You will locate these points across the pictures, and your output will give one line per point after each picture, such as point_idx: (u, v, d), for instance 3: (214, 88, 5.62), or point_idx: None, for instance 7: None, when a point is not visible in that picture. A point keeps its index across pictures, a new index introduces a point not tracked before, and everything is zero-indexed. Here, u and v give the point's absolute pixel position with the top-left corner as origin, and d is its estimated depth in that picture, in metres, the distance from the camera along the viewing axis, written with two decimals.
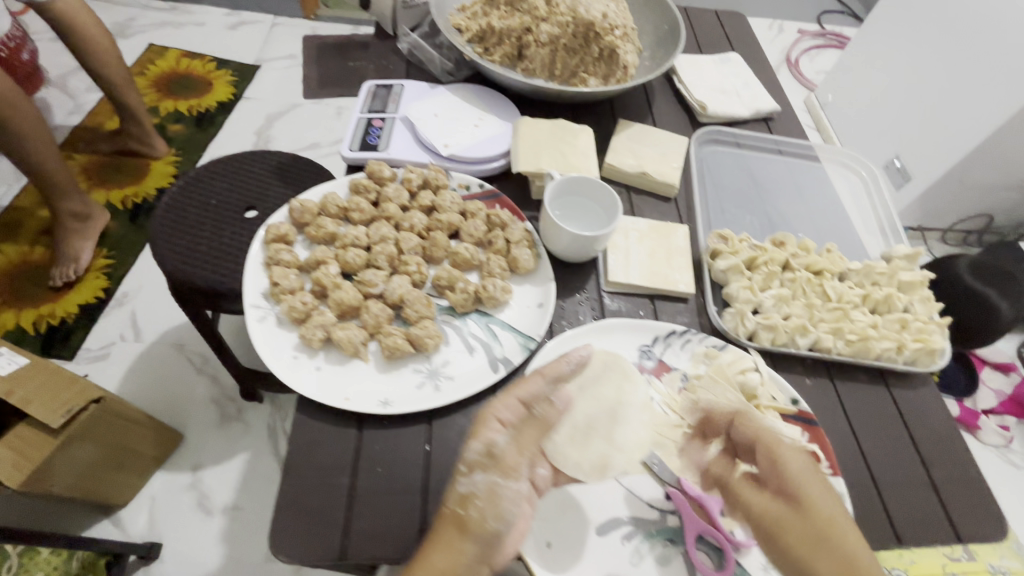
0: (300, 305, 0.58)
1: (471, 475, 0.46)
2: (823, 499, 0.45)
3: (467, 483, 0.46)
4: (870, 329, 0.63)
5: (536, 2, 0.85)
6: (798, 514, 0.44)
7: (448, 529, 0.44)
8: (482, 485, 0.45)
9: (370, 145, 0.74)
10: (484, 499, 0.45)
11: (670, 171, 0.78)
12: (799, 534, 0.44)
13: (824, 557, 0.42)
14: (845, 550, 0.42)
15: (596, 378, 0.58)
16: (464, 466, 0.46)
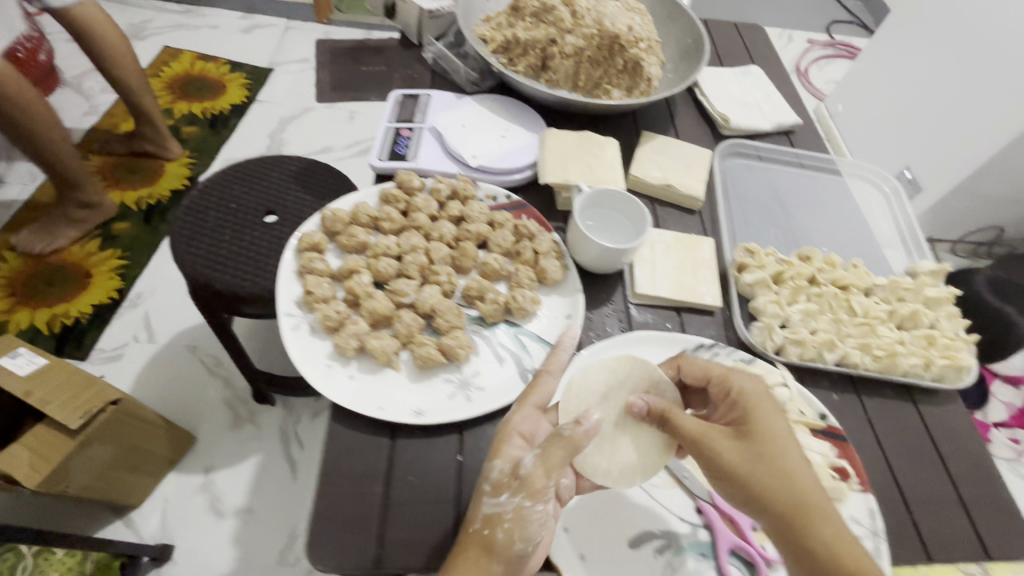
0: (334, 314, 0.58)
1: (495, 496, 0.48)
2: (766, 421, 0.49)
3: (492, 503, 0.48)
4: (897, 345, 0.64)
5: (561, 14, 0.86)
6: (746, 436, 0.49)
7: (475, 549, 0.46)
8: (509, 506, 0.47)
9: (399, 155, 0.75)
10: (512, 521, 0.46)
11: (695, 184, 0.78)
12: (731, 451, 0.48)
13: (754, 469, 0.47)
14: (784, 466, 0.47)
15: (620, 386, 0.56)
16: (489, 487, 0.48)
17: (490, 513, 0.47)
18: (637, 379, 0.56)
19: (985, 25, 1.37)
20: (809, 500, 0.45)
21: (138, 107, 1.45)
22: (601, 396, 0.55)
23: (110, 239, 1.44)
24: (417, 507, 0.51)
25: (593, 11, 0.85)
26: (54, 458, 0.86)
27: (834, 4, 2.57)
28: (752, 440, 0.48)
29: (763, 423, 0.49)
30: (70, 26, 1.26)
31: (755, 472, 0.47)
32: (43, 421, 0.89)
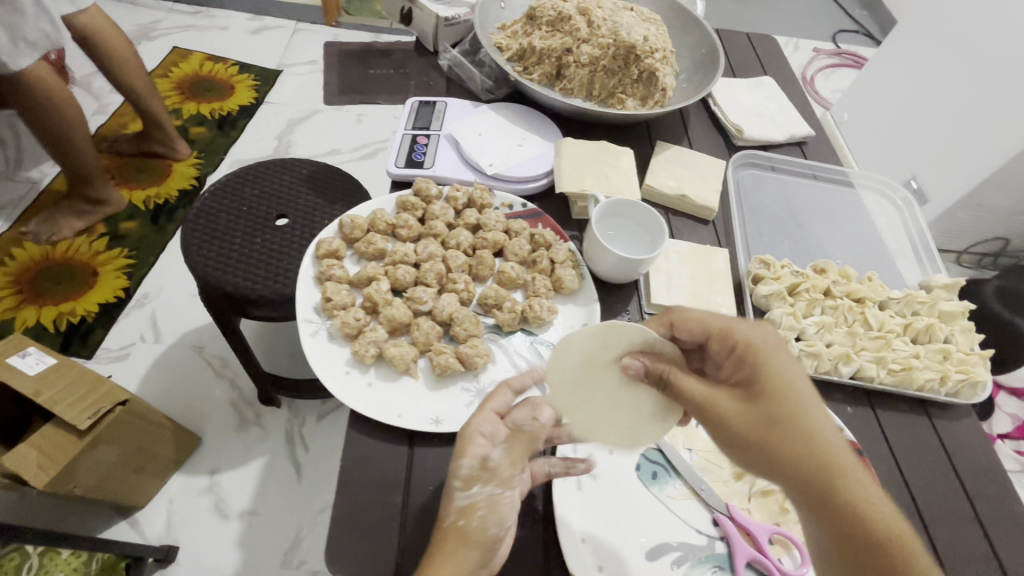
0: (353, 321, 0.58)
1: (467, 489, 0.47)
2: (781, 380, 0.46)
3: (465, 496, 0.47)
4: (912, 359, 0.64)
5: (577, 23, 0.86)
6: (761, 396, 0.46)
7: (452, 542, 0.45)
8: (482, 496, 0.47)
9: (416, 162, 0.75)
10: (485, 509, 0.47)
11: (709, 194, 0.78)
12: (744, 417, 0.45)
13: (771, 435, 0.44)
14: (804, 429, 0.44)
15: (604, 352, 0.55)
16: (460, 481, 0.48)
17: (462, 505, 0.47)
18: (623, 340, 0.55)
19: (992, 38, 1.37)
20: (831, 459, 0.43)
21: (146, 111, 1.45)
22: (586, 363, 0.55)
23: (117, 238, 1.44)
24: (435, 514, 0.51)
25: (609, 21, 0.86)
26: (63, 460, 0.86)
27: (840, 13, 2.57)
28: (769, 399, 0.46)
29: (778, 380, 0.47)
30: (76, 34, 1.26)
31: (773, 434, 0.44)
32: (52, 421, 0.89)
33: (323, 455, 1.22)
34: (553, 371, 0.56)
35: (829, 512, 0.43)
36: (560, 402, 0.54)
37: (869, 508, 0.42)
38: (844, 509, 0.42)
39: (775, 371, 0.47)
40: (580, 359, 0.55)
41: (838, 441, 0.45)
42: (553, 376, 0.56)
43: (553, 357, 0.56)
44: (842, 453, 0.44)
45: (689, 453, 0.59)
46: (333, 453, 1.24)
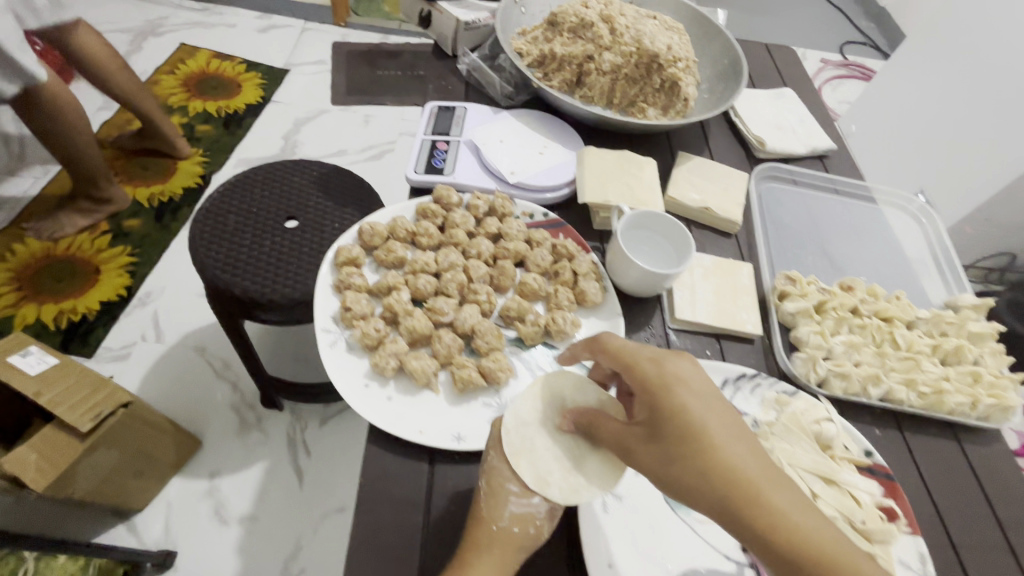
0: (373, 332, 0.57)
1: (527, 498, 0.48)
2: (688, 407, 0.41)
3: (522, 504, 0.48)
4: (942, 381, 0.63)
5: (600, 30, 0.84)
6: (673, 437, 0.40)
7: (501, 547, 0.46)
8: (541, 508, 0.48)
9: (436, 169, 0.74)
10: (542, 519, 0.48)
11: (732, 207, 0.77)
12: (648, 454, 0.42)
13: (677, 472, 0.40)
14: (712, 460, 0.39)
15: (553, 402, 0.54)
16: (517, 487, 0.48)
17: (518, 514, 0.47)
18: (558, 394, 0.54)
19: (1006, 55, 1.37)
20: (763, 505, 0.37)
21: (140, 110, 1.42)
22: (537, 423, 0.52)
23: (120, 235, 1.43)
24: (455, 533, 0.50)
25: (632, 29, 0.84)
26: (63, 463, 0.84)
27: (848, 25, 2.57)
28: (681, 440, 0.40)
29: (680, 410, 0.41)
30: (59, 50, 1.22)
31: (673, 476, 0.40)
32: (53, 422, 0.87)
33: (325, 461, 1.20)
34: (513, 436, 0.51)
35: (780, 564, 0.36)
36: (531, 468, 0.49)
37: (825, 555, 0.35)
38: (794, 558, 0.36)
39: (683, 406, 0.41)
40: (526, 424, 0.52)
41: (770, 476, 0.38)
42: (511, 443, 0.51)
43: (507, 420, 0.52)
44: (774, 495, 0.37)
45: None
46: (335, 459, 1.22)
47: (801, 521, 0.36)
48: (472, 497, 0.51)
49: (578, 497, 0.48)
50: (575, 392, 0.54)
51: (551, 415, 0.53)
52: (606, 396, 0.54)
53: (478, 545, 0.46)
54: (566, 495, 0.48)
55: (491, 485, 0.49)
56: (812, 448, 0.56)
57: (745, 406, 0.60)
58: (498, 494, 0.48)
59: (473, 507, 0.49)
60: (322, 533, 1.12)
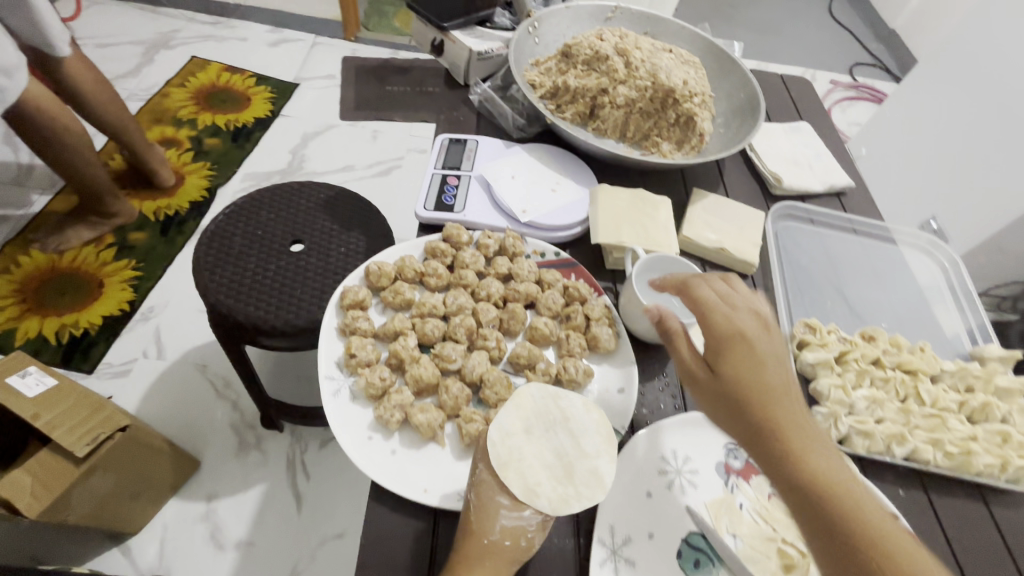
0: (378, 381, 0.55)
1: (517, 511, 0.46)
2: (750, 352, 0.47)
3: (512, 517, 0.46)
4: (970, 442, 0.60)
5: (615, 63, 0.83)
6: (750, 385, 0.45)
7: (494, 562, 0.45)
8: (532, 520, 0.46)
9: (446, 205, 0.72)
10: (534, 531, 0.47)
11: (749, 248, 0.75)
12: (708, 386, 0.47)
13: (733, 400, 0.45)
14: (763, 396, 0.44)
15: (539, 414, 0.50)
16: (508, 500, 0.46)
17: (510, 527, 0.46)
18: (545, 402, 0.51)
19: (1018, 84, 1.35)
20: (813, 462, 0.40)
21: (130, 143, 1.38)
22: (522, 433, 0.49)
23: (125, 249, 1.42)
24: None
25: (648, 62, 0.82)
26: (58, 489, 0.81)
27: (858, 46, 2.55)
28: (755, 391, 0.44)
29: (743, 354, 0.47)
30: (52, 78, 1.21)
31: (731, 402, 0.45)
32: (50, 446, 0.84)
33: (325, 484, 1.17)
34: (499, 447, 0.48)
35: (813, 512, 0.38)
36: (518, 479, 0.46)
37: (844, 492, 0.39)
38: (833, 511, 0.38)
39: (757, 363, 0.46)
40: (511, 434, 0.48)
41: (824, 441, 0.42)
42: (498, 456, 0.48)
43: (493, 432, 0.49)
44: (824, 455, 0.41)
45: (733, 539, 0.54)
46: (335, 482, 1.19)
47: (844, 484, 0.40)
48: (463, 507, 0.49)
49: (567, 507, 0.45)
50: (558, 399, 0.51)
51: (537, 424, 0.49)
52: (589, 404, 0.51)
53: (469, 561, 0.45)
54: (555, 506, 0.45)
55: (481, 497, 0.47)
56: None
57: None
58: (489, 507, 0.47)
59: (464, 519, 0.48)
60: (319, 559, 1.09)
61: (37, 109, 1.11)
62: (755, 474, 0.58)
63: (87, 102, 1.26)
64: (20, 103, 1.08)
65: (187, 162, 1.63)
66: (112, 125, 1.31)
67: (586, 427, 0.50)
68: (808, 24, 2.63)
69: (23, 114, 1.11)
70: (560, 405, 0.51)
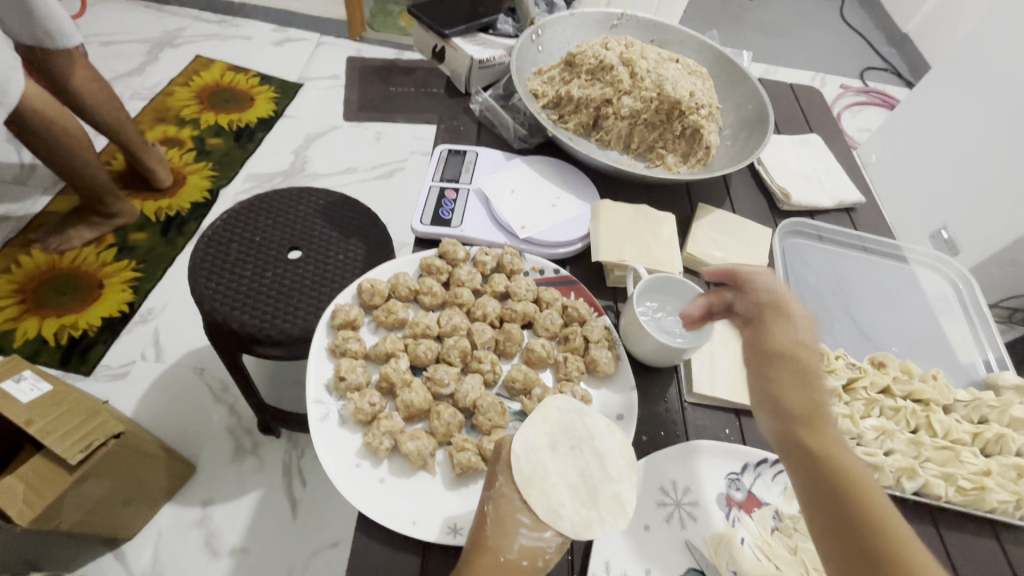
0: (367, 406, 0.53)
1: (539, 531, 0.44)
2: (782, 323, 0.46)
3: (532, 537, 0.44)
4: (984, 477, 0.58)
5: (620, 73, 0.81)
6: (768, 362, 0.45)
7: None
8: (553, 543, 0.44)
9: (443, 220, 0.71)
10: (551, 554, 0.44)
11: (756, 267, 0.72)
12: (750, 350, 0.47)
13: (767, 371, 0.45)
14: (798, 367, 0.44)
15: (565, 430, 0.49)
16: (529, 518, 0.44)
17: (528, 546, 0.43)
18: (570, 419, 0.50)
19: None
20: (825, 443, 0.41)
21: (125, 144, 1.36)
22: (548, 449, 0.47)
23: (126, 250, 1.40)
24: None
25: (654, 73, 0.80)
26: (50, 496, 0.77)
27: (870, 51, 2.51)
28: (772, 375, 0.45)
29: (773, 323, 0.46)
30: (49, 79, 1.19)
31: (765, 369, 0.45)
32: (43, 452, 0.80)
33: (322, 490, 1.15)
34: (523, 463, 0.47)
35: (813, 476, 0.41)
36: (541, 497, 0.45)
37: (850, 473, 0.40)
38: (840, 492, 0.39)
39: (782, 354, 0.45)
40: (537, 450, 0.47)
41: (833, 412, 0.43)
42: (522, 472, 0.46)
43: (516, 445, 0.47)
44: (845, 442, 0.41)
45: None
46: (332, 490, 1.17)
47: (871, 477, 0.40)
48: (475, 520, 0.46)
49: (592, 533, 0.44)
50: (583, 416, 0.50)
51: (562, 439, 0.48)
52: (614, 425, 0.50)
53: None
54: (578, 530, 0.44)
55: (499, 512, 0.45)
56: None
57: (765, 494, 0.57)
58: (507, 523, 0.44)
59: (474, 534, 0.45)
60: (314, 568, 1.07)
61: (35, 110, 1.10)
62: (757, 506, 0.56)
63: (84, 103, 1.25)
64: (18, 104, 1.06)
65: (188, 162, 1.61)
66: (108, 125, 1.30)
67: (609, 448, 0.49)
68: (820, 28, 2.59)
69: (23, 116, 1.09)
70: (585, 423, 0.50)
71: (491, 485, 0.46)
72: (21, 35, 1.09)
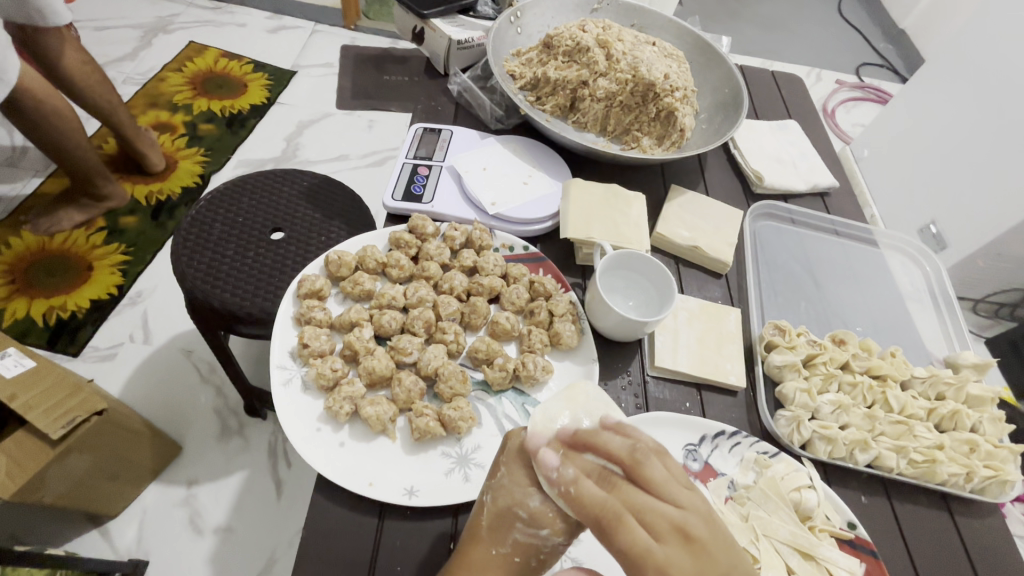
0: (329, 372, 0.54)
1: (535, 529, 0.44)
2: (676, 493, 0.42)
3: (527, 534, 0.44)
4: (936, 450, 0.59)
5: (595, 55, 0.81)
6: (609, 515, 0.40)
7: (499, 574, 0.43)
8: (548, 542, 0.44)
9: (414, 195, 0.72)
10: (546, 554, 0.45)
11: (725, 247, 0.73)
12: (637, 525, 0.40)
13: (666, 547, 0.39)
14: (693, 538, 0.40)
15: (589, 410, 0.49)
16: (527, 514, 0.44)
17: (522, 542, 0.44)
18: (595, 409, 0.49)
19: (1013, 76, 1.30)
20: None
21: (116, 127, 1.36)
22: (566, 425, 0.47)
23: (115, 232, 1.40)
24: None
25: (629, 55, 0.80)
26: (33, 468, 0.77)
27: (866, 47, 2.50)
28: (610, 521, 0.40)
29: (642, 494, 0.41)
30: (40, 60, 1.19)
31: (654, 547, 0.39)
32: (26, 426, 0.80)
33: (307, 472, 1.15)
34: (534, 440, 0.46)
35: None
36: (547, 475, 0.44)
37: None
38: None
39: (640, 506, 0.41)
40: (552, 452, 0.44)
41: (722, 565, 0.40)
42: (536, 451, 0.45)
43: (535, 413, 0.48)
44: None
45: None
46: None
47: None
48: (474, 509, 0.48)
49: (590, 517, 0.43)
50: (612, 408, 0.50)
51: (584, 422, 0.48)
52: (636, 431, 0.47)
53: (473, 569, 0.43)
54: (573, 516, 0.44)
55: (496, 504, 0.45)
56: (790, 517, 0.53)
57: (722, 465, 0.58)
58: (505, 517, 0.45)
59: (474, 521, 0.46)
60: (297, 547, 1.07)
61: (26, 90, 1.10)
62: (713, 477, 0.57)
63: (75, 84, 1.25)
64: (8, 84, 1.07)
65: (180, 147, 1.61)
66: (99, 108, 1.30)
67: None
68: (817, 23, 2.58)
69: (14, 97, 1.09)
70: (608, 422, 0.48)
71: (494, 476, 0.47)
72: (12, 13, 1.08)
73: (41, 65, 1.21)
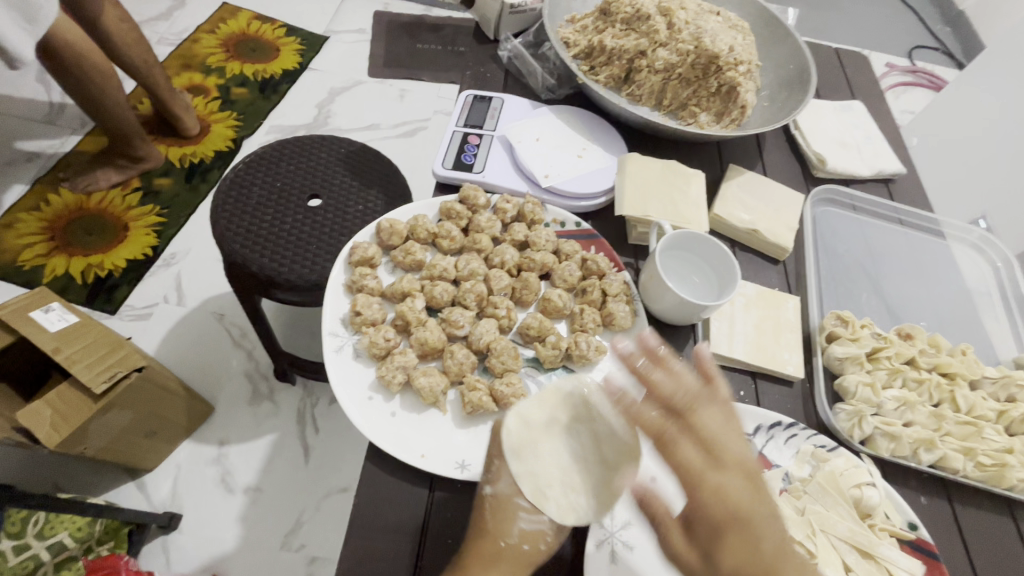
0: (382, 341, 0.53)
1: (538, 515, 0.48)
2: (734, 437, 0.42)
3: (532, 520, 0.47)
4: (1006, 455, 0.57)
5: (656, 24, 0.76)
6: (666, 437, 0.42)
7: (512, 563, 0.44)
8: (549, 526, 0.48)
9: (465, 164, 0.70)
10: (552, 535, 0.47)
11: (785, 232, 0.70)
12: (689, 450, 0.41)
13: (724, 476, 0.40)
14: (749, 472, 0.40)
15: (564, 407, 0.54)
16: (527, 502, 0.48)
17: (527, 530, 0.47)
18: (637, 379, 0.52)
19: None
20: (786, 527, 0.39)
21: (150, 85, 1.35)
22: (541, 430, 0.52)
23: (150, 194, 1.40)
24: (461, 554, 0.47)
25: (692, 25, 0.76)
26: (76, 420, 0.78)
27: (922, 29, 2.35)
28: (665, 441, 0.42)
29: (705, 427, 0.42)
30: (80, 16, 1.18)
31: (708, 473, 0.40)
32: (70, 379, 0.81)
33: (335, 438, 1.14)
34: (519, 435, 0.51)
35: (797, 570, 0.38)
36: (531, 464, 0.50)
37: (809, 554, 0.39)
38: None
39: (706, 435, 0.41)
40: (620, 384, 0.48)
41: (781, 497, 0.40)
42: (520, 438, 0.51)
43: (512, 420, 0.51)
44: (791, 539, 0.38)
45: None
46: (346, 438, 1.15)
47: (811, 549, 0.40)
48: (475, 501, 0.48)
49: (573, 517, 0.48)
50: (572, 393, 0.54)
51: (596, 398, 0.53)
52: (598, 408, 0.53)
53: (484, 560, 0.43)
54: (561, 514, 0.48)
55: (497, 498, 0.47)
56: (849, 514, 0.51)
57: (777, 457, 0.56)
58: (507, 508, 0.47)
59: (477, 517, 0.47)
60: (324, 512, 1.06)
61: (69, 44, 1.09)
62: (768, 468, 0.55)
63: (114, 43, 1.24)
64: (52, 38, 1.06)
65: (213, 111, 1.60)
66: (137, 67, 1.29)
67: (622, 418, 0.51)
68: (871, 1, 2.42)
69: (58, 52, 1.09)
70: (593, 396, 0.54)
71: (489, 468, 0.49)
72: None
73: (83, 24, 1.20)
